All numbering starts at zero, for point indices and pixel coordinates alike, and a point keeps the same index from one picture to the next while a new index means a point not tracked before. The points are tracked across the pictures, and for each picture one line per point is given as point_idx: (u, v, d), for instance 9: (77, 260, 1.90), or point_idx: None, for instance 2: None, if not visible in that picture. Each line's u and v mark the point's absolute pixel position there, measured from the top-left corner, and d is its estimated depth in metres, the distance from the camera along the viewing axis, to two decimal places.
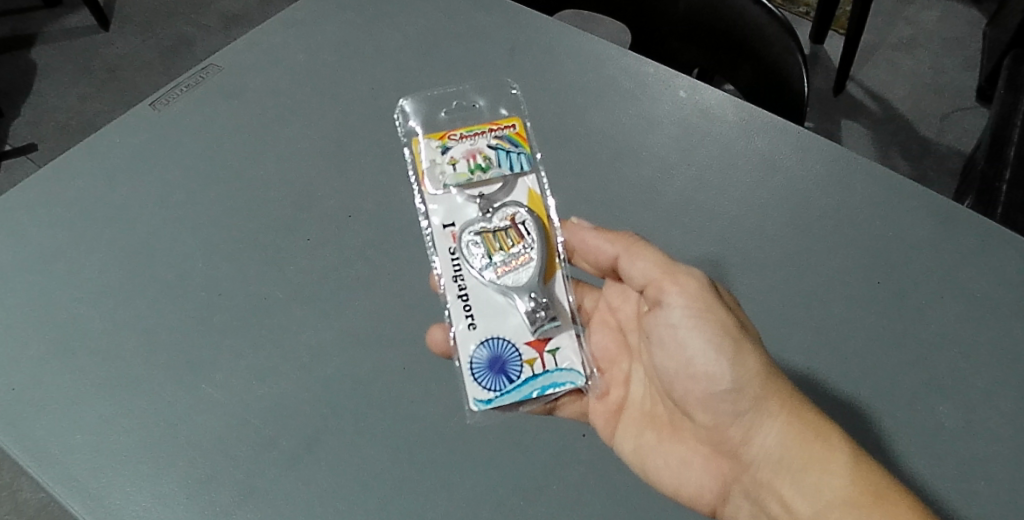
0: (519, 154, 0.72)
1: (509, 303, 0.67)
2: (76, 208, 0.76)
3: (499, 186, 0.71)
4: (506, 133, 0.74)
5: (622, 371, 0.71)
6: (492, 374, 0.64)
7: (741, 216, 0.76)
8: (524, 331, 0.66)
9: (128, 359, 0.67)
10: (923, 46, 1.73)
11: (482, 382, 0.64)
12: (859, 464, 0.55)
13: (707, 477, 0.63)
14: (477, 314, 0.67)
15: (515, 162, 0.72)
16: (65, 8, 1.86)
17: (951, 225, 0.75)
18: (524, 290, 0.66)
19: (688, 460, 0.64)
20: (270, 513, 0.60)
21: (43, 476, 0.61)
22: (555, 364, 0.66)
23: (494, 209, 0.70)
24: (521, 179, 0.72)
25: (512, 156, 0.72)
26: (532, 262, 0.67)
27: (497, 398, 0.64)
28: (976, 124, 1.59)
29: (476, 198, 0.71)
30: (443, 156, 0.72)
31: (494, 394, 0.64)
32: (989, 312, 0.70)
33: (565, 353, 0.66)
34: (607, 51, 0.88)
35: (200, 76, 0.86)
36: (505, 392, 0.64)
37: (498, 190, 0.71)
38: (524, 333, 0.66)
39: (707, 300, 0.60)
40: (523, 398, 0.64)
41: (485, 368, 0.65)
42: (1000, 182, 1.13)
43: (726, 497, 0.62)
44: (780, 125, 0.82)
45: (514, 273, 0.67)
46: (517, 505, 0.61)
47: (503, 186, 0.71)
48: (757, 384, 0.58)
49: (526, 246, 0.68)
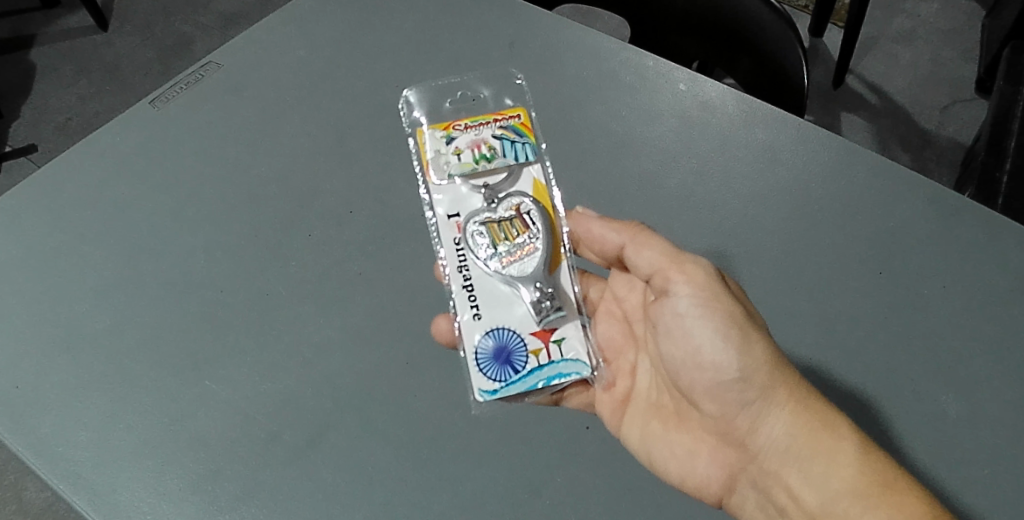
0: (524, 144, 0.72)
1: (515, 293, 0.67)
2: (78, 206, 0.76)
3: (504, 176, 0.71)
4: (511, 123, 0.73)
5: (628, 361, 0.71)
6: (497, 365, 0.64)
7: (743, 208, 0.76)
8: (530, 322, 0.66)
9: (131, 356, 0.67)
10: (922, 39, 1.73)
11: (488, 373, 0.64)
12: (868, 454, 0.55)
13: (714, 468, 0.62)
14: (482, 305, 0.67)
15: (520, 151, 0.71)
16: (64, 8, 1.86)
17: (953, 213, 0.74)
18: (530, 280, 0.66)
19: (695, 450, 0.64)
20: (276, 508, 0.60)
21: (48, 474, 0.61)
22: (561, 354, 0.65)
23: (500, 199, 0.70)
24: (526, 169, 0.72)
25: (517, 145, 0.72)
26: (538, 252, 0.67)
27: (502, 389, 0.64)
28: (976, 115, 1.59)
29: (481, 188, 0.71)
30: (448, 146, 0.72)
31: (499, 384, 0.64)
32: (991, 299, 0.70)
33: (571, 343, 0.66)
34: (607, 44, 0.88)
35: (200, 72, 0.85)
36: (511, 383, 0.64)
37: (504, 180, 0.71)
38: (530, 324, 0.66)
39: (715, 290, 0.60)
40: (528, 389, 0.64)
41: (490, 358, 0.65)
42: (1000, 172, 1.14)
43: (733, 487, 0.61)
44: (780, 116, 0.81)
45: (522, 264, 0.66)
46: (523, 498, 0.61)
47: (509, 176, 0.71)
48: (765, 373, 0.58)
49: (532, 236, 0.68)
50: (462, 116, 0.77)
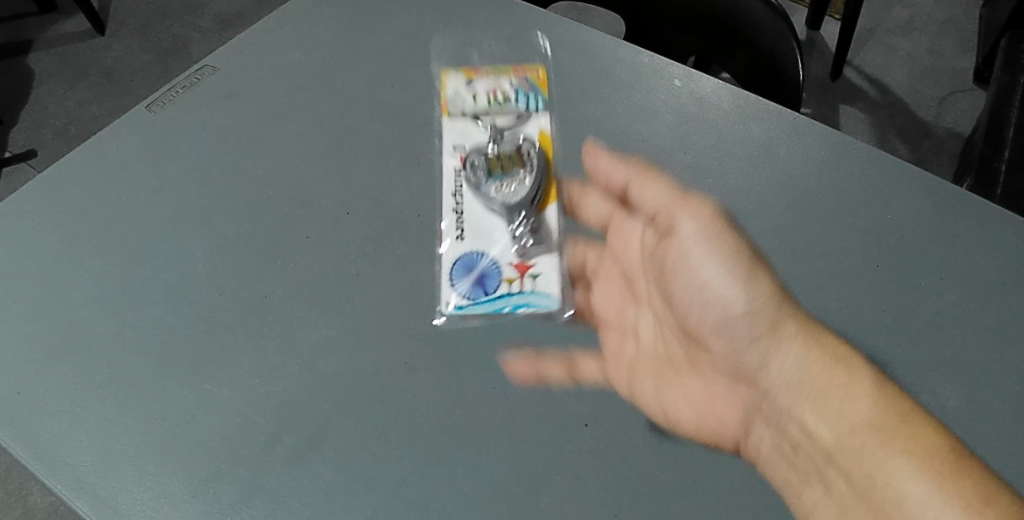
0: (535, 96, 0.84)
1: (499, 222, 0.75)
2: (75, 211, 0.76)
3: (514, 118, 0.82)
4: (528, 79, 0.85)
5: (631, 320, 0.72)
6: (469, 285, 0.70)
7: (741, 203, 0.76)
8: (508, 252, 0.73)
9: (131, 360, 0.66)
10: (918, 31, 1.75)
11: (458, 288, 0.70)
12: (883, 388, 0.56)
13: (729, 412, 0.65)
14: (466, 229, 0.74)
15: (530, 102, 0.83)
16: (60, 14, 1.87)
17: (947, 205, 0.75)
18: (515, 209, 0.75)
19: (707, 394, 0.67)
20: (277, 509, 0.59)
21: (50, 478, 0.60)
22: (532, 287, 0.71)
23: (506, 137, 0.81)
24: (535, 118, 0.82)
25: (529, 97, 0.84)
26: (526, 181, 0.76)
27: (468, 305, 0.69)
28: (973, 105, 1.60)
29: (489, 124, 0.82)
30: (467, 86, 0.84)
31: (467, 301, 0.69)
32: (990, 290, 0.70)
33: (545, 278, 0.71)
34: (601, 40, 0.89)
35: (196, 77, 0.86)
36: (479, 302, 0.69)
37: (513, 121, 0.82)
38: (507, 253, 0.73)
39: (719, 225, 0.64)
40: (495, 312, 0.69)
41: (464, 277, 0.71)
42: (999, 162, 1.15)
43: (749, 430, 0.64)
44: (774, 112, 0.82)
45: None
46: (524, 497, 0.59)
47: (519, 118, 0.82)
48: (770, 304, 0.62)
49: (526, 169, 0.77)
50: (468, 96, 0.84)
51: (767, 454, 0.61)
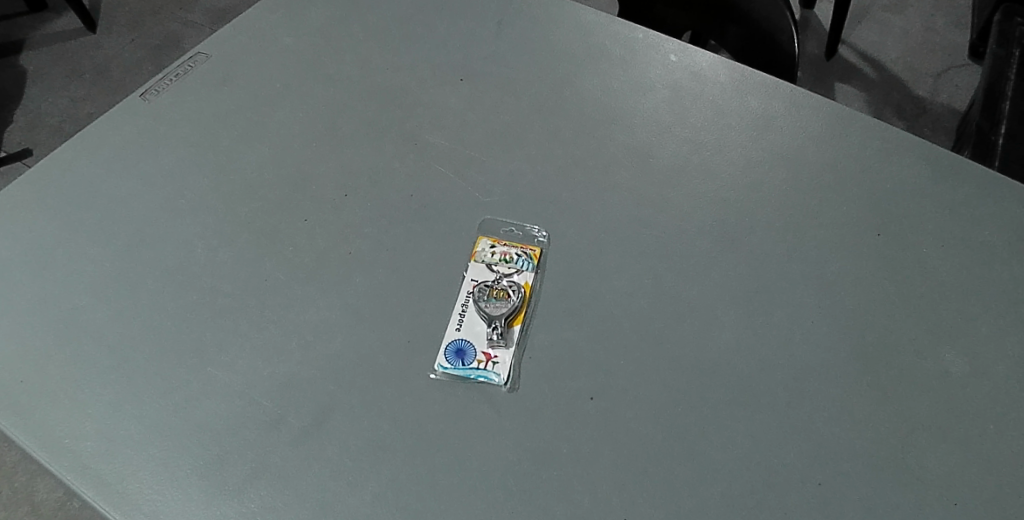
0: (534, 75, 0.85)
1: (488, 232, 0.73)
2: (72, 199, 0.75)
3: (512, 97, 0.83)
4: (525, 63, 0.86)
5: (640, 285, 0.69)
6: (449, 302, 0.68)
7: (740, 175, 0.76)
8: (487, 276, 0.69)
9: (131, 345, 0.66)
10: (910, 9, 1.76)
11: (444, 304, 0.68)
12: None
13: (750, 368, 0.64)
14: (458, 236, 0.72)
15: (530, 81, 0.84)
16: (51, 12, 1.87)
17: (945, 172, 0.75)
18: (503, 206, 0.74)
19: (729, 356, 0.64)
20: (282, 489, 0.58)
21: (56, 465, 0.60)
22: (505, 313, 0.66)
23: (503, 118, 0.81)
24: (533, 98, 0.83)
25: (529, 76, 0.85)
26: (510, 194, 0.75)
27: (448, 323, 0.67)
28: (968, 80, 1.61)
29: (489, 102, 0.83)
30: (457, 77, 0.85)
31: (451, 319, 0.67)
32: (989, 256, 0.70)
33: (511, 311, 0.67)
34: (597, 20, 0.90)
35: (189, 64, 0.86)
36: (455, 322, 0.67)
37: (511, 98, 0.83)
38: (486, 275, 0.69)
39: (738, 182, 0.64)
40: (474, 349, 0.65)
41: (447, 295, 0.68)
42: (996, 135, 1.17)
43: (768, 388, 0.63)
44: (769, 84, 0.83)
45: (504, 263, 0.70)
46: (533, 473, 0.59)
47: (515, 96, 0.83)
48: None
49: (521, 160, 0.78)
50: (458, 78, 0.85)
51: (778, 418, 0.61)
